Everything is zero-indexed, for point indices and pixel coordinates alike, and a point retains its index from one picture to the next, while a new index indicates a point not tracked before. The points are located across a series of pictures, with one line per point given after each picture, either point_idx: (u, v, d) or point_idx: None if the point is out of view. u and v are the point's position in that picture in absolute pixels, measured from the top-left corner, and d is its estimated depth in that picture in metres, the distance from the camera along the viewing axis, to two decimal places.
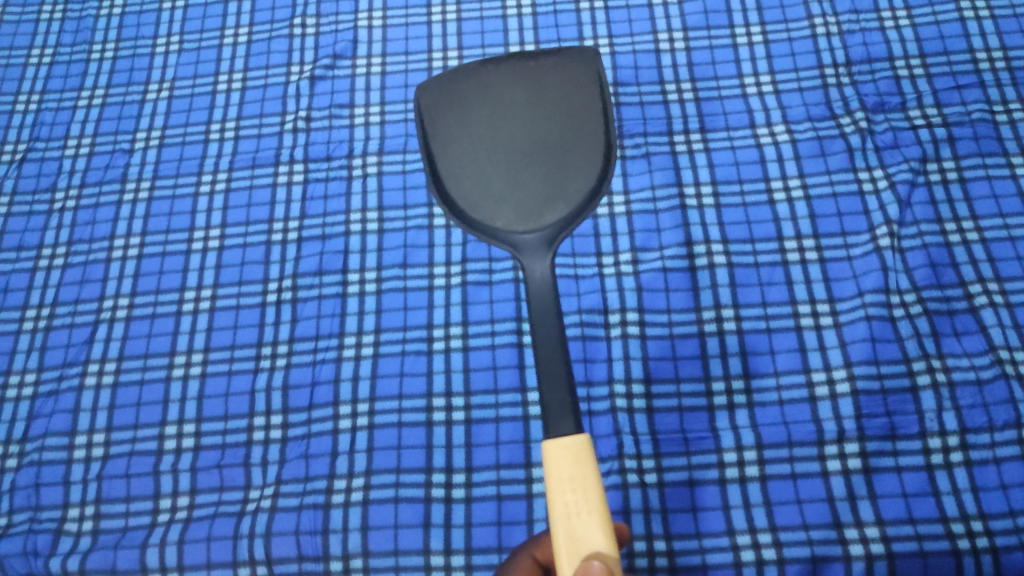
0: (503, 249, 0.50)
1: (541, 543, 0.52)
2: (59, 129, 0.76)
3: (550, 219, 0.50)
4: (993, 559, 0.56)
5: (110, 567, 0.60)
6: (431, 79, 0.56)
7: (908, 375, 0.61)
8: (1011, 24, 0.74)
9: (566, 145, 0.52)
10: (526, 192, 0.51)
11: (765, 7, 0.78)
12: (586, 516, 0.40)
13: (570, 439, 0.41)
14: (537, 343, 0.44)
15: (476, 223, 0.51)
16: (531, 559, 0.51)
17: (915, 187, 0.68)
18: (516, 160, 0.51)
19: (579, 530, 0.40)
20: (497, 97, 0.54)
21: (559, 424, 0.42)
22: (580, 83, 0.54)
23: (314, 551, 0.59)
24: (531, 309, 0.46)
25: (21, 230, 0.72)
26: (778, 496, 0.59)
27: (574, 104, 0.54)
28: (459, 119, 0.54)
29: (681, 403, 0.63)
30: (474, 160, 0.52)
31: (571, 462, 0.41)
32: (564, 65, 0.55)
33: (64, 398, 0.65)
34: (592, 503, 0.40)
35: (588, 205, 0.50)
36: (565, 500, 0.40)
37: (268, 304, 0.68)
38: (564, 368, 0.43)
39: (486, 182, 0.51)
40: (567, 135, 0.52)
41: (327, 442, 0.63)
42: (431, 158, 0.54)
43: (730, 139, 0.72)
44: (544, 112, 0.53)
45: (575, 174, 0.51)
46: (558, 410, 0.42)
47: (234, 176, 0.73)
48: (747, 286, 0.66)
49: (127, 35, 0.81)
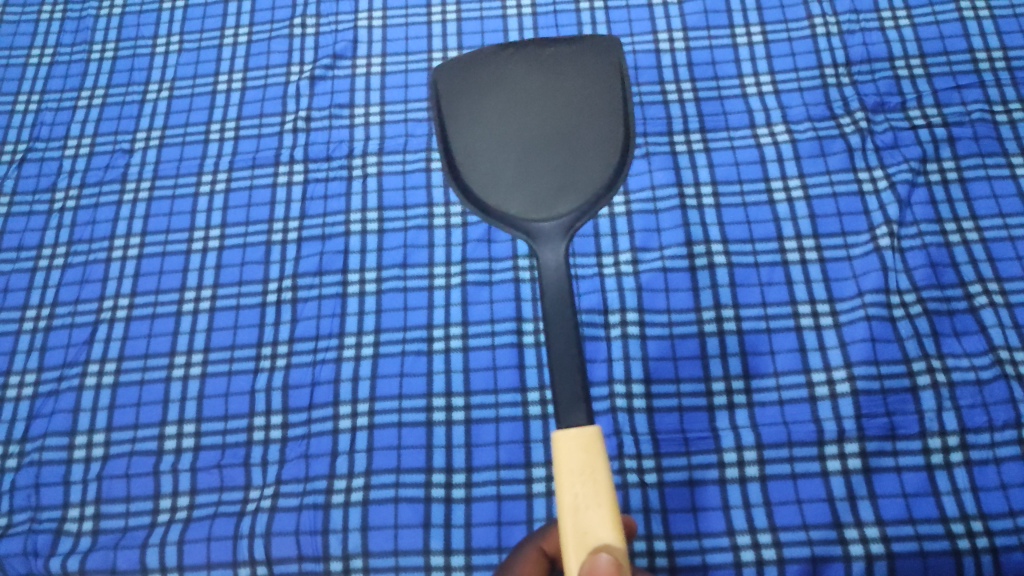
0: (517, 237, 0.50)
1: (547, 534, 0.52)
2: (60, 129, 0.76)
3: (564, 208, 0.50)
4: (993, 559, 0.56)
5: (110, 567, 0.60)
6: (448, 65, 0.57)
7: (908, 375, 0.61)
8: (1011, 24, 0.74)
9: (582, 134, 0.52)
10: (540, 180, 0.51)
11: (765, 7, 0.78)
12: (596, 507, 0.40)
13: (581, 431, 0.42)
14: (550, 331, 0.44)
15: (490, 210, 0.51)
16: (536, 551, 0.51)
17: (915, 187, 0.68)
18: (531, 149, 0.52)
19: (587, 522, 0.40)
20: (514, 85, 0.55)
21: (570, 416, 0.42)
22: (599, 72, 0.55)
23: (314, 551, 0.59)
24: (543, 298, 0.46)
25: (21, 230, 0.72)
26: (777, 496, 0.59)
27: (591, 92, 0.54)
28: (476, 106, 0.54)
29: (681, 403, 0.63)
30: (490, 148, 0.53)
31: (582, 453, 0.41)
32: (582, 54, 0.56)
33: (64, 398, 0.65)
34: (601, 496, 0.40)
35: (603, 195, 0.51)
36: (574, 491, 0.40)
37: (268, 304, 0.68)
38: (576, 360, 0.44)
39: (502, 169, 0.52)
40: (584, 123, 0.53)
41: (327, 442, 0.63)
42: (445, 141, 0.54)
43: (730, 139, 0.72)
44: (561, 100, 0.54)
45: (590, 163, 0.52)
46: (570, 402, 0.43)
47: (234, 176, 0.73)
48: (747, 286, 0.66)
49: (127, 35, 0.81)
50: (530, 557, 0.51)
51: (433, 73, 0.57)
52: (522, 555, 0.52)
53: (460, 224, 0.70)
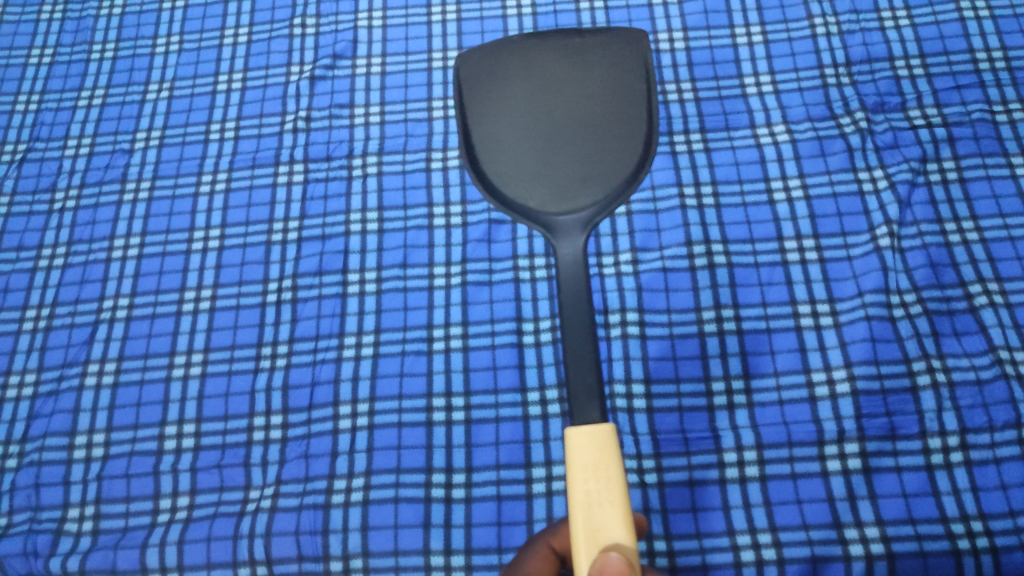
0: (535, 229, 0.50)
1: (557, 532, 0.51)
2: (60, 129, 0.76)
3: (585, 201, 0.50)
4: (993, 559, 0.56)
5: (110, 567, 0.60)
6: (473, 52, 0.57)
7: (908, 375, 0.61)
8: (1011, 24, 0.74)
9: (604, 127, 0.53)
10: (561, 171, 0.51)
11: (765, 7, 0.78)
12: (608, 505, 0.40)
13: (596, 428, 0.42)
14: (566, 326, 0.45)
15: (509, 200, 0.51)
16: (546, 548, 0.51)
17: (915, 187, 0.68)
18: (553, 141, 0.52)
19: (599, 520, 0.40)
20: (540, 74, 0.55)
21: (584, 412, 0.42)
22: (625, 66, 0.55)
23: (314, 551, 0.59)
24: (560, 293, 0.46)
25: (21, 230, 0.72)
26: (777, 496, 0.59)
27: (616, 85, 0.54)
28: (499, 94, 0.54)
29: (681, 403, 0.63)
30: (512, 137, 0.53)
31: (595, 449, 0.41)
32: (609, 47, 0.56)
33: (64, 398, 0.65)
34: (613, 494, 0.40)
35: (623, 190, 0.51)
36: (587, 488, 0.40)
37: (268, 304, 0.68)
38: (591, 357, 0.44)
39: (523, 160, 0.52)
40: (607, 116, 0.53)
41: (326, 442, 0.63)
42: (466, 129, 0.54)
43: (730, 139, 0.72)
44: (585, 91, 0.54)
45: (612, 157, 0.52)
46: (585, 398, 0.43)
47: (234, 176, 0.73)
48: (747, 286, 0.66)
49: (127, 35, 0.81)
50: (541, 555, 0.51)
51: (457, 59, 0.57)
52: (532, 552, 0.51)
53: (460, 224, 0.70)
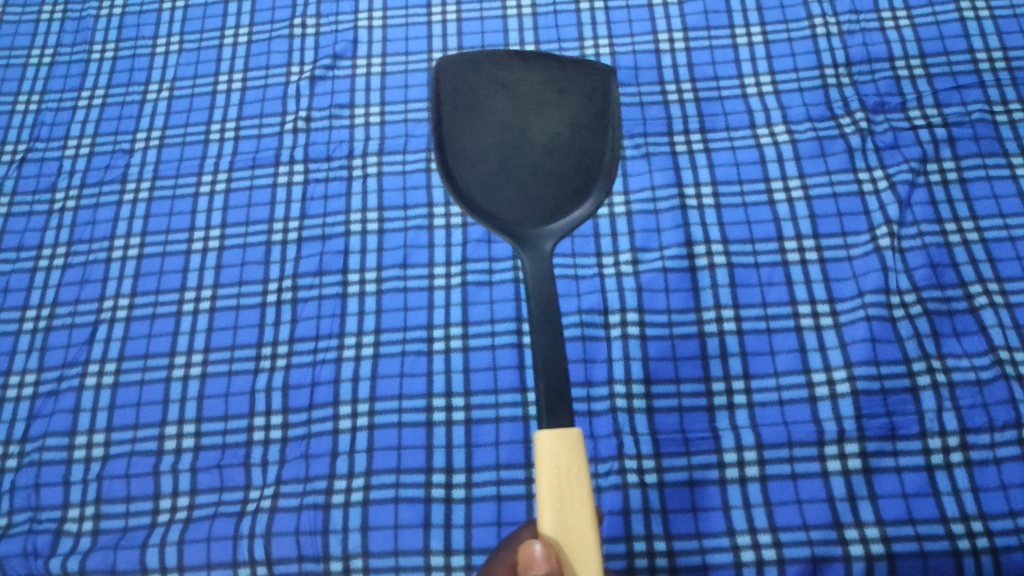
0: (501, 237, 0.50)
1: (520, 536, 0.50)
2: (60, 129, 0.76)
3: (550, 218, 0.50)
4: (993, 559, 0.56)
5: (110, 567, 0.60)
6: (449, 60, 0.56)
7: (908, 375, 0.61)
8: (1011, 24, 0.74)
9: (576, 147, 0.53)
10: (530, 187, 0.51)
11: (765, 7, 0.78)
12: (578, 506, 0.41)
13: (566, 432, 0.41)
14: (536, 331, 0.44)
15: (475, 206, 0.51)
16: (513, 554, 0.50)
17: (915, 187, 0.68)
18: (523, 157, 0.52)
19: (569, 520, 0.40)
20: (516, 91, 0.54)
21: (555, 417, 0.42)
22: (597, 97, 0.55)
23: (314, 551, 0.59)
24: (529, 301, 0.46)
25: (21, 231, 0.72)
26: (777, 496, 0.59)
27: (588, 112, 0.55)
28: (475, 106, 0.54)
29: (681, 403, 0.63)
30: (482, 150, 0.52)
31: (566, 453, 0.41)
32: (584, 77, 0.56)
33: (64, 399, 0.65)
34: (583, 495, 0.41)
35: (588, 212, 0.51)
36: (558, 489, 0.40)
37: (268, 304, 0.68)
38: (561, 362, 0.43)
39: (492, 174, 0.52)
40: (581, 139, 0.53)
41: (327, 442, 0.63)
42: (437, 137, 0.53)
43: (730, 139, 0.72)
44: (561, 113, 0.54)
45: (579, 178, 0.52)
46: (554, 403, 0.42)
47: (235, 176, 0.73)
48: (747, 286, 0.66)
49: (126, 35, 0.81)
50: (508, 563, 0.50)
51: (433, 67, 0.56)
52: (498, 561, 0.51)
53: (460, 224, 0.70)
